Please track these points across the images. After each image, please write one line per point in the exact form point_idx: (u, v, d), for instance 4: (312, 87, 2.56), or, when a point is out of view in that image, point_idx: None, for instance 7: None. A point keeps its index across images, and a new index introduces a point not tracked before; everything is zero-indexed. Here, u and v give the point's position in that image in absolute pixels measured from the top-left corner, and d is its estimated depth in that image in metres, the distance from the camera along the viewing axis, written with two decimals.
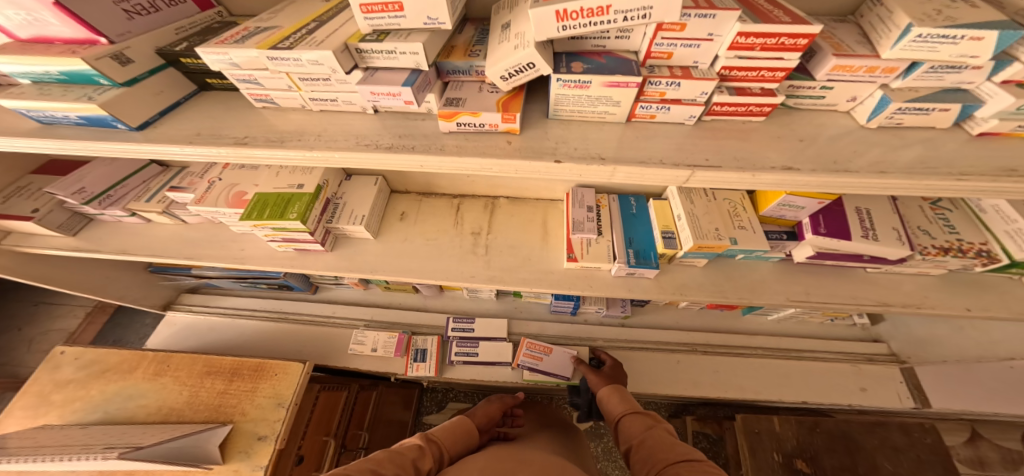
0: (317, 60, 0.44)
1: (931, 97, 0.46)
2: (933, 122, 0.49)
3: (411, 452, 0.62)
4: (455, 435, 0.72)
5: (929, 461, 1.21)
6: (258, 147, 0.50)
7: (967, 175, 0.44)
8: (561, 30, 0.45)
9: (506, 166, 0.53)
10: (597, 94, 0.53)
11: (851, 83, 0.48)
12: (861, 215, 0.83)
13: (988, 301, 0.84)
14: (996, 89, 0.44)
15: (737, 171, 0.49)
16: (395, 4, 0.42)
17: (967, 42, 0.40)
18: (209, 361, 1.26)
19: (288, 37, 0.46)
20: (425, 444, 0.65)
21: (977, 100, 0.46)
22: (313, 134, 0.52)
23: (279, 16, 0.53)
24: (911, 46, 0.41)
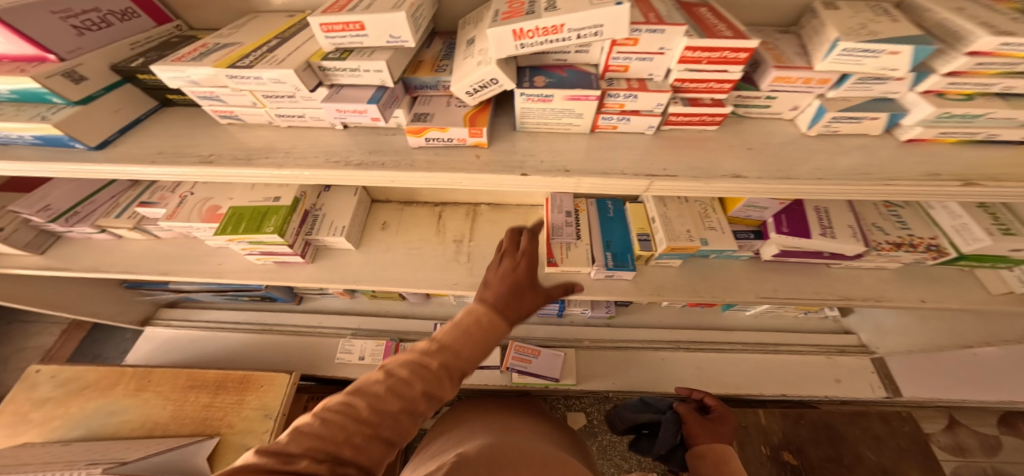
0: (279, 79, 0.45)
1: (862, 107, 0.50)
2: (866, 129, 0.53)
3: (424, 381, 0.45)
4: (478, 348, 0.50)
5: (910, 450, 1.28)
6: (225, 166, 0.51)
7: (892, 181, 0.48)
8: (519, 47, 0.47)
9: (476, 180, 0.55)
10: (560, 107, 0.55)
11: (792, 93, 0.52)
12: (820, 214, 0.87)
13: (940, 292, 0.90)
14: (917, 100, 0.48)
15: (692, 180, 0.52)
16: (357, 24, 0.44)
17: (887, 56, 0.43)
18: (192, 375, 1.24)
19: (248, 54, 0.47)
20: (436, 363, 0.47)
21: (903, 109, 0.50)
22: (281, 151, 0.53)
23: (240, 32, 0.54)
24: (839, 59, 0.44)
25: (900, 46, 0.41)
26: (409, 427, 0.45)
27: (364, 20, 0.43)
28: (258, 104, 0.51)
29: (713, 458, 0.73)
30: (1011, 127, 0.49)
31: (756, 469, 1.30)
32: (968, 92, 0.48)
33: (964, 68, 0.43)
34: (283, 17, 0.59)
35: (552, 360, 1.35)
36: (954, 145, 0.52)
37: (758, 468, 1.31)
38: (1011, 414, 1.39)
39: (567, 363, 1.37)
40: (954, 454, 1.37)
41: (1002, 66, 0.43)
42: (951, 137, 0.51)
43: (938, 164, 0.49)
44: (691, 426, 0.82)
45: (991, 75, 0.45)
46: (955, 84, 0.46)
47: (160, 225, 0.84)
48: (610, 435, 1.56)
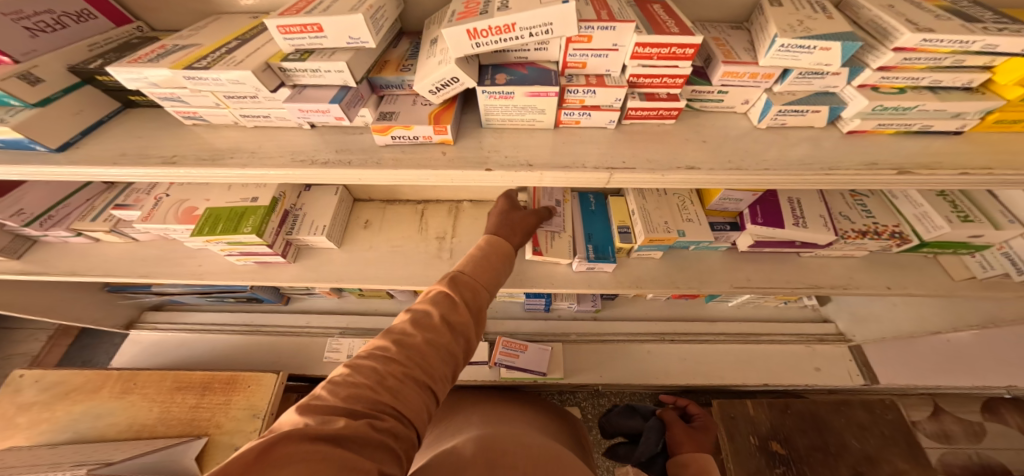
0: (237, 80, 0.46)
1: (806, 100, 0.58)
2: (812, 122, 0.61)
3: (440, 308, 0.50)
4: (486, 274, 0.59)
5: (894, 437, 1.30)
6: (187, 166, 0.51)
7: (834, 170, 0.55)
8: (475, 46, 0.48)
9: (445, 176, 0.57)
10: (522, 103, 0.57)
11: (740, 87, 0.59)
12: (793, 205, 0.89)
13: (904, 278, 0.93)
14: (855, 93, 0.56)
15: (649, 172, 0.56)
16: (314, 27, 0.45)
17: (820, 52, 0.51)
18: (178, 377, 1.24)
19: (206, 56, 0.47)
20: (447, 294, 0.53)
21: (842, 102, 0.58)
22: (247, 151, 0.54)
23: (200, 33, 0.54)
24: (778, 54, 0.52)
25: (829, 42, 0.49)
26: (439, 363, 0.47)
27: (321, 22, 0.44)
28: (221, 105, 0.52)
29: (696, 467, 0.80)
30: (944, 118, 0.58)
31: (744, 459, 1.33)
32: (899, 86, 0.57)
33: (892, 62, 0.52)
34: (248, 19, 0.60)
35: (539, 354, 1.36)
36: (894, 136, 0.60)
37: (747, 458, 1.34)
38: (995, 400, 1.41)
39: (554, 358, 1.38)
40: (940, 441, 1.39)
41: (926, 61, 0.52)
42: (890, 128, 0.60)
43: (882, 155, 0.57)
44: (676, 433, 0.92)
45: (918, 70, 0.54)
46: (886, 79, 0.55)
47: (135, 227, 0.85)
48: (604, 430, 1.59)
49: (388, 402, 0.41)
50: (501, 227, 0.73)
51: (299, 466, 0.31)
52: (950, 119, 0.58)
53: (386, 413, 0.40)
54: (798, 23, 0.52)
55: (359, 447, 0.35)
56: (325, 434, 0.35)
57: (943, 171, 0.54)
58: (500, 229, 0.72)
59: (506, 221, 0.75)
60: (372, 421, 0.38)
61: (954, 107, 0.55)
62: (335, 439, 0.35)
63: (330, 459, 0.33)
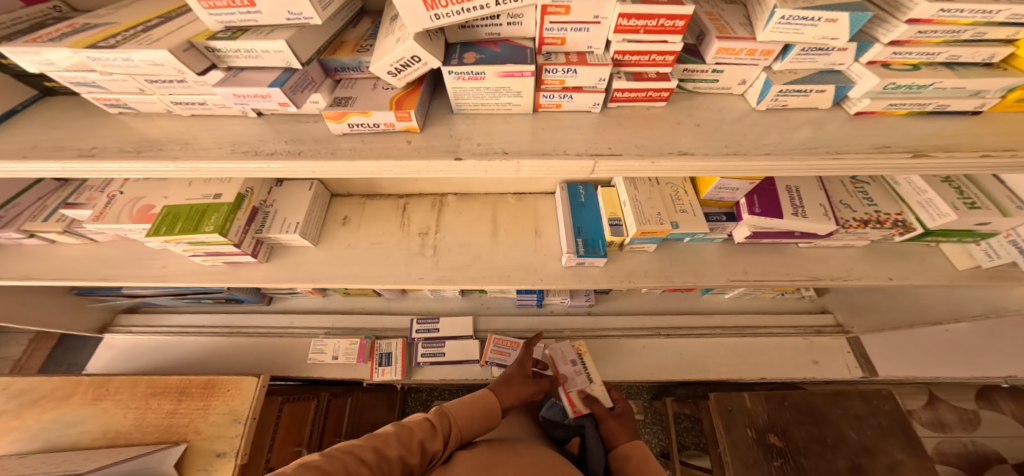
0: (154, 61, 0.40)
1: (809, 79, 0.53)
2: (816, 103, 0.56)
3: (422, 430, 0.59)
4: (470, 415, 0.66)
5: (891, 427, 1.25)
6: (107, 159, 0.46)
7: (840, 154, 0.50)
8: (434, 19, 0.42)
9: (408, 167, 0.51)
10: (495, 85, 0.51)
11: (736, 66, 0.54)
12: (791, 193, 0.84)
13: (907, 269, 0.89)
14: (864, 70, 0.51)
15: (637, 159, 0.51)
16: (243, 0, 0.39)
17: (825, 24, 0.45)
18: (153, 382, 1.19)
19: (116, 34, 0.42)
20: (434, 421, 0.61)
21: (850, 80, 0.53)
22: (180, 142, 0.48)
23: (119, 12, 0.49)
24: (778, 28, 0.46)
25: (836, 13, 0.43)
26: None
27: None
28: (147, 91, 0.47)
29: (638, 458, 0.78)
30: (961, 97, 0.52)
31: (741, 452, 1.30)
32: (913, 63, 0.51)
33: (904, 37, 0.47)
34: None
35: None
36: (905, 117, 0.55)
37: (744, 453, 1.31)
38: (989, 387, 1.32)
39: None
40: (932, 429, 1.33)
41: (943, 35, 0.46)
42: (901, 109, 0.54)
43: (892, 137, 0.52)
44: (610, 425, 0.86)
45: (935, 44, 0.48)
46: (897, 55, 0.49)
47: (88, 228, 0.80)
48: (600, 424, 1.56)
49: None
50: (498, 385, 0.81)
51: None
52: (968, 97, 0.52)
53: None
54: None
55: None
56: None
57: (961, 153, 0.49)
58: (499, 386, 0.80)
59: (504, 382, 0.82)
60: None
61: (974, 84, 0.50)
62: None
63: None
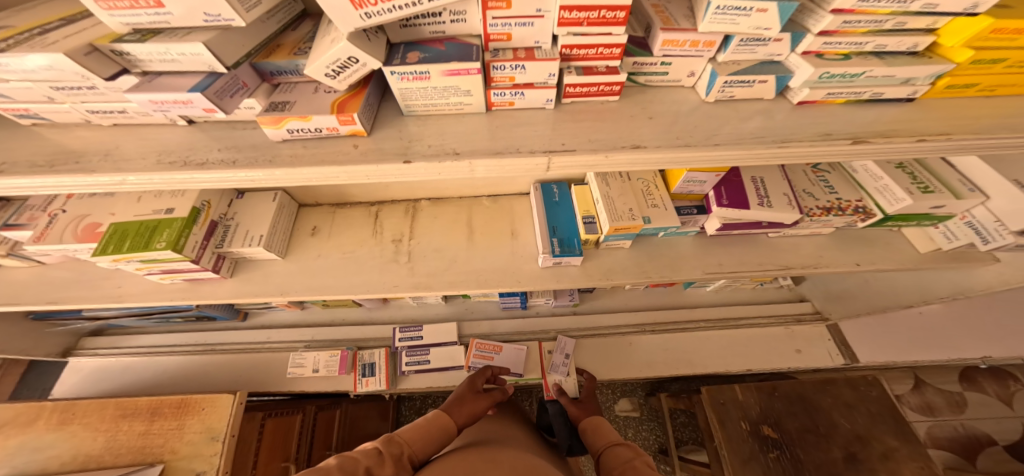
0: (51, 66, 0.40)
1: (751, 70, 0.53)
2: (761, 94, 0.56)
3: (368, 459, 0.55)
4: (419, 434, 0.67)
5: (881, 414, 1.27)
6: (19, 175, 0.44)
7: (786, 142, 0.50)
8: (365, 18, 0.41)
9: (356, 173, 0.49)
10: (442, 85, 0.50)
11: (683, 58, 0.53)
12: (756, 184, 0.85)
13: (874, 254, 0.90)
14: (800, 61, 0.51)
15: (590, 154, 0.50)
16: (149, 1, 0.38)
17: (757, 14, 0.45)
18: (122, 403, 1.09)
19: (10, 38, 0.42)
20: (383, 449, 0.59)
21: (788, 70, 0.53)
22: (101, 154, 0.47)
23: (28, 20, 0.47)
24: (715, 18, 0.47)
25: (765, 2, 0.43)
26: None
27: None
28: (57, 99, 0.46)
29: (592, 427, 0.85)
30: (894, 85, 0.52)
31: (737, 446, 1.29)
32: (844, 52, 0.51)
33: (832, 27, 0.47)
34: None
35: (516, 354, 1.30)
36: (845, 106, 0.55)
37: (739, 446, 1.29)
38: (972, 369, 1.35)
39: (532, 357, 1.32)
40: (924, 414, 1.34)
41: (866, 25, 0.46)
42: (839, 98, 0.54)
43: (833, 125, 0.52)
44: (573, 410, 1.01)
45: (861, 34, 0.48)
46: (829, 44, 0.49)
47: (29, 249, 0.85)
48: None
49: None
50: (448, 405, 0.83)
51: None
52: (900, 85, 0.52)
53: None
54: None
55: None
56: None
57: (899, 139, 0.49)
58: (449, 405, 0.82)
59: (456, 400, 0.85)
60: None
61: (903, 72, 0.50)
62: None
63: None
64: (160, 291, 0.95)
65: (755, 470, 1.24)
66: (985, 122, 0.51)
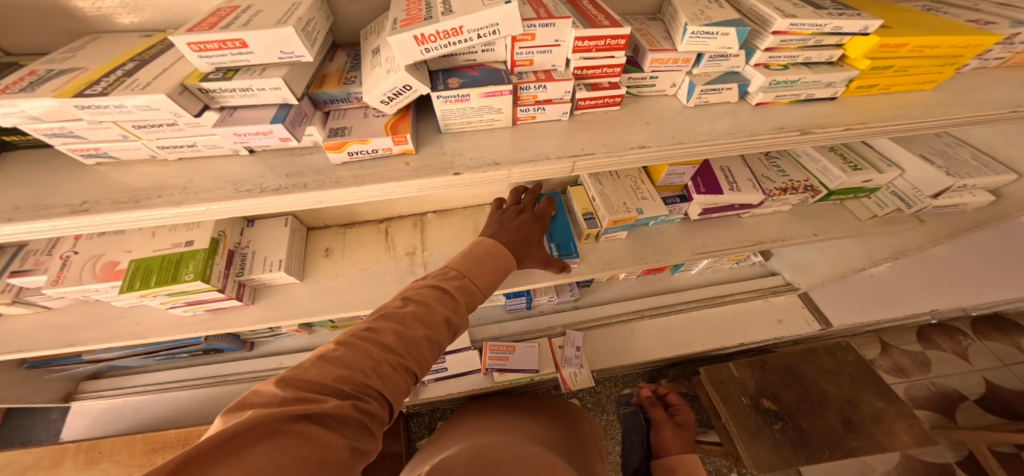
0: (149, 105, 0.43)
1: (718, 80, 0.64)
2: (727, 99, 0.67)
3: (442, 308, 0.52)
4: (479, 270, 0.60)
5: (858, 376, 1.50)
6: (106, 212, 0.48)
7: (755, 135, 0.62)
8: (424, 52, 0.48)
9: (411, 187, 0.56)
10: (478, 105, 0.58)
11: (667, 72, 0.65)
12: (725, 172, 1.00)
13: (827, 225, 1.05)
14: (753, 71, 0.63)
15: (607, 155, 0.60)
16: (236, 42, 0.42)
17: (721, 37, 0.58)
18: (149, 439, 1.23)
19: (98, 81, 0.44)
20: (452, 294, 0.54)
21: (746, 79, 0.65)
22: (177, 187, 0.51)
23: (91, 61, 0.50)
24: (691, 41, 0.59)
25: (728, 28, 0.56)
26: (423, 357, 0.49)
27: (243, 37, 0.41)
28: (132, 136, 0.50)
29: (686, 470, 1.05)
30: (820, 87, 0.65)
31: (744, 420, 1.41)
32: (783, 64, 0.64)
33: (774, 44, 0.60)
34: (137, 39, 0.56)
35: (529, 353, 1.38)
36: (790, 105, 0.67)
37: (744, 419, 1.42)
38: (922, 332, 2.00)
39: (543, 354, 1.41)
40: (896, 371, 1.92)
41: (797, 41, 0.60)
42: (785, 99, 0.67)
43: (785, 119, 0.65)
44: (665, 436, 1.16)
45: (793, 49, 0.61)
46: (773, 58, 0.62)
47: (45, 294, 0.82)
48: (608, 415, 1.72)
49: (374, 385, 0.44)
50: (514, 242, 0.70)
51: (273, 445, 0.34)
52: (824, 87, 0.66)
53: (369, 395, 0.43)
54: (701, 13, 0.59)
55: (336, 424, 0.39)
56: (311, 411, 0.38)
57: (832, 128, 0.63)
58: (500, 230, 0.72)
59: (522, 239, 0.73)
60: (356, 403, 0.41)
61: (826, 78, 0.64)
62: (316, 414, 0.38)
63: (307, 437, 0.36)
64: (182, 324, 0.95)
65: (763, 441, 1.37)
66: (897, 112, 0.66)
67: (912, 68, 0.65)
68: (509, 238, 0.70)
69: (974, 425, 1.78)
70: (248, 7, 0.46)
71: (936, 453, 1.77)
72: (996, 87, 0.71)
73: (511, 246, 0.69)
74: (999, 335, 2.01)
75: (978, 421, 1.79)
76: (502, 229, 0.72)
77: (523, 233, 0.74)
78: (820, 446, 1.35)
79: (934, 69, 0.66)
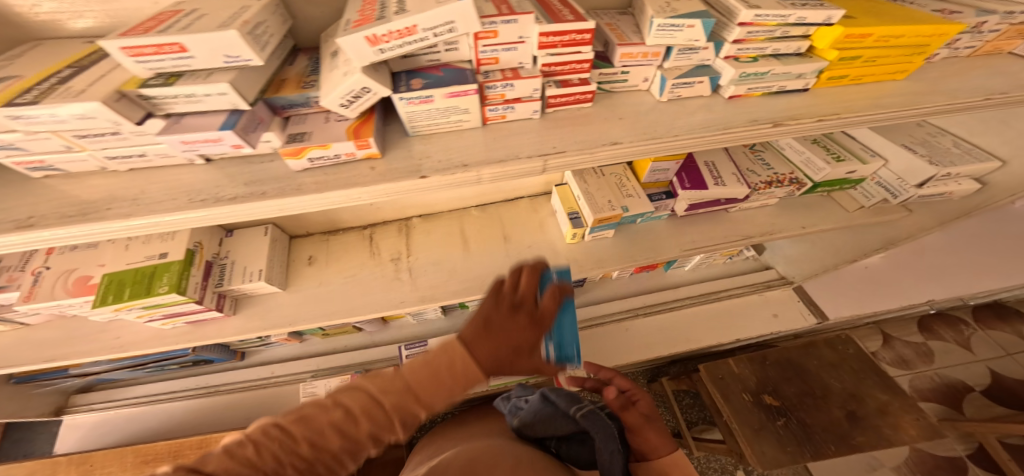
0: (85, 114, 0.41)
1: (690, 73, 0.63)
2: (700, 92, 0.65)
3: (371, 423, 0.45)
4: (432, 387, 0.47)
5: (860, 368, 1.48)
6: (51, 226, 0.46)
7: (728, 129, 0.60)
8: (379, 53, 0.46)
9: (378, 192, 0.55)
10: (444, 106, 0.56)
11: (638, 67, 0.63)
12: (710, 167, 0.98)
13: (814, 216, 1.04)
14: (723, 64, 0.61)
15: (579, 153, 0.58)
16: (174, 47, 0.40)
17: (688, 29, 0.56)
18: (141, 450, 1.17)
19: (31, 89, 0.42)
20: (387, 409, 0.46)
21: (717, 72, 0.63)
22: (128, 199, 0.50)
23: (30, 68, 0.48)
24: (659, 34, 0.57)
25: (693, 20, 0.55)
26: (345, 460, 0.46)
27: (182, 41, 0.40)
28: (76, 147, 0.48)
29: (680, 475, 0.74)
30: (791, 79, 0.64)
31: (746, 416, 1.40)
32: (752, 56, 0.62)
33: (741, 36, 0.58)
34: (86, 46, 0.55)
35: None
36: (762, 98, 0.66)
37: (746, 415, 1.41)
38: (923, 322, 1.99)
39: None
40: (898, 362, 1.90)
41: (763, 33, 0.58)
42: (757, 91, 0.65)
43: (758, 111, 0.63)
44: (646, 438, 0.76)
45: (761, 41, 0.60)
46: (742, 50, 0.61)
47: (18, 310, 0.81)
48: None
49: None
50: (486, 357, 0.49)
51: None
52: (795, 79, 0.64)
53: None
54: (667, 5, 0.57)
55: None
56: None
57: (806, 120, 0.61)
58: (474, 340, 0.50)
59: (502, 353, 0.51)
60: None
61: (796, 69, 0.62)
62: None
63: None
64: (164, 337, 0.94)
65: (767, 437, 1.35)
66: (877, 100, 0.65)
67: (882, 59, 0.63)
68: (479, 355, 0.49)
69: (983, 417, 1.74)
70: (191, 11, 0.44)
71: (946, 446, 1.75)
72: (974, 72, 0.70)
73: (483, 360, 0.49)
74: (1000, 323, 1.99)
75: (985, 412, 1.76)
76: (477, 335, 0.50)
77: (505, 346, 0.51)
78: (825, 442, 1.33)
79: (903, 58, 0.64)
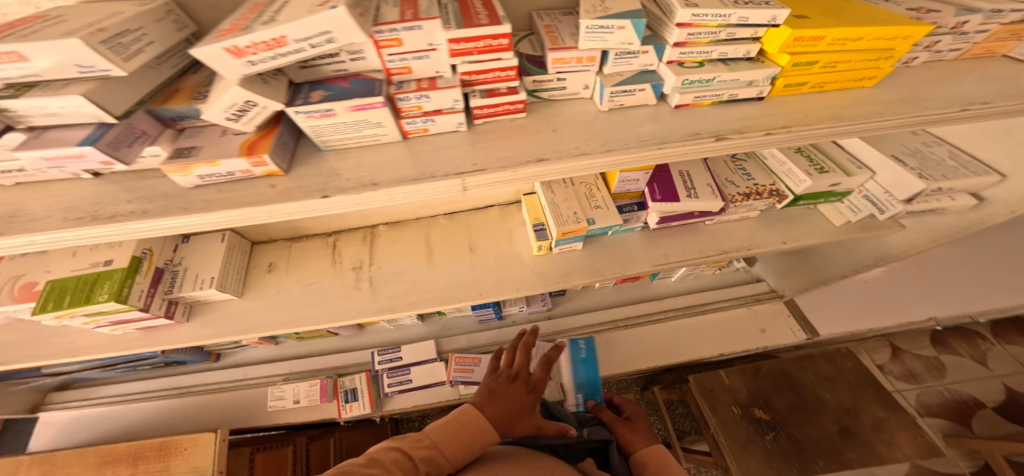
0: None
1: (630, 80, 0.56)
2: (643, 100, 0.59)
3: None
4: (458, 443, 0.54)
5: (858, 383, 1.37)
6: None
7: (665, 143, 0.54)
8: (250, 65, 0.42)
9: (275, 211, 0.51)
10: (350, 119, 0.51)
11: (573, 74, 0.57)
12: (684, 177, 0.90)
13: (798, 231, 0.95)
14: (666, 70, 0.55)
15: (500, 171, 0.53)
16: (12, 54, 0.37)
17: (619, 31, 0.50)
18: (102, 451, 1.14)
19: None
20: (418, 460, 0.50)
21: (660, 79, 0.57)
22: (3, 217, 0.47)
23: None
24: (587, 37, 0.50)
25: (622, 20, 0.48)
26: None
27: (19, 49, 0.36)
28: None
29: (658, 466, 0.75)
30: (742, 87, 0.56)
31: (733, 430, 1.31)
32: (698, 60, 0.56)
33: (681, 38, 0.52)
34: None
35: None
36: (711, 108, 0.59)
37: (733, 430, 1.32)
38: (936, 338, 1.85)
39: None
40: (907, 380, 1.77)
41: (705, 36, 0.51)
42: (706, 100, 0.58)
43: (703, 124, 0.56)
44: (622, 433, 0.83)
45: (704, 44, 0.53)
46: (685, 54, 0.54)
47: None
48: None
49: None
50: (502, 414, 0.59)
51: None
52: (746, 87, 0.57)
53: None
54: (600, 4, 0.51)
55: None
56: None
57: (752, 134, 0.54)
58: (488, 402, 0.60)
59: (511, 413, 0.60)
60: None
61: (744, 76, 0.55)
62: None
63: None
64: (116, 343, 0.94)
65: (754, 452, 1.27)
66: (847, 110, 0.57)
67: (841, 63, 0.55)
68: (497, 412, 0.59)
69: (993, 435, 1.59)
70: (51, 18, 0.41)
71: None
72: (962, 79, 0.62)
73: (498, 419, 0.58)
74: None
75: (996, 431, 1.60)
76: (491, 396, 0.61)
77: (515, 404, 0.61)
78: (813, 457, 1.25)
79: (866, 63, 0.57)
